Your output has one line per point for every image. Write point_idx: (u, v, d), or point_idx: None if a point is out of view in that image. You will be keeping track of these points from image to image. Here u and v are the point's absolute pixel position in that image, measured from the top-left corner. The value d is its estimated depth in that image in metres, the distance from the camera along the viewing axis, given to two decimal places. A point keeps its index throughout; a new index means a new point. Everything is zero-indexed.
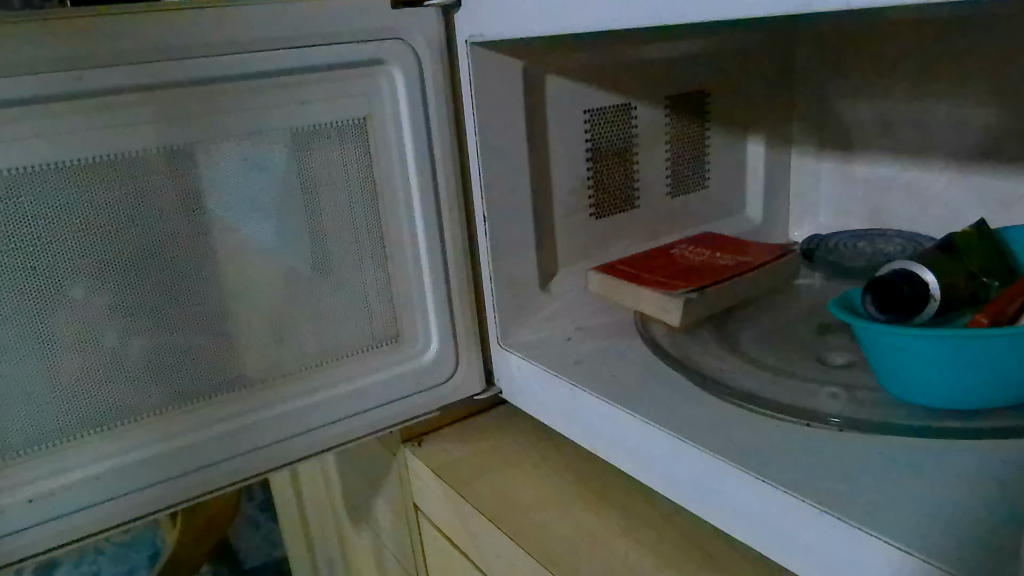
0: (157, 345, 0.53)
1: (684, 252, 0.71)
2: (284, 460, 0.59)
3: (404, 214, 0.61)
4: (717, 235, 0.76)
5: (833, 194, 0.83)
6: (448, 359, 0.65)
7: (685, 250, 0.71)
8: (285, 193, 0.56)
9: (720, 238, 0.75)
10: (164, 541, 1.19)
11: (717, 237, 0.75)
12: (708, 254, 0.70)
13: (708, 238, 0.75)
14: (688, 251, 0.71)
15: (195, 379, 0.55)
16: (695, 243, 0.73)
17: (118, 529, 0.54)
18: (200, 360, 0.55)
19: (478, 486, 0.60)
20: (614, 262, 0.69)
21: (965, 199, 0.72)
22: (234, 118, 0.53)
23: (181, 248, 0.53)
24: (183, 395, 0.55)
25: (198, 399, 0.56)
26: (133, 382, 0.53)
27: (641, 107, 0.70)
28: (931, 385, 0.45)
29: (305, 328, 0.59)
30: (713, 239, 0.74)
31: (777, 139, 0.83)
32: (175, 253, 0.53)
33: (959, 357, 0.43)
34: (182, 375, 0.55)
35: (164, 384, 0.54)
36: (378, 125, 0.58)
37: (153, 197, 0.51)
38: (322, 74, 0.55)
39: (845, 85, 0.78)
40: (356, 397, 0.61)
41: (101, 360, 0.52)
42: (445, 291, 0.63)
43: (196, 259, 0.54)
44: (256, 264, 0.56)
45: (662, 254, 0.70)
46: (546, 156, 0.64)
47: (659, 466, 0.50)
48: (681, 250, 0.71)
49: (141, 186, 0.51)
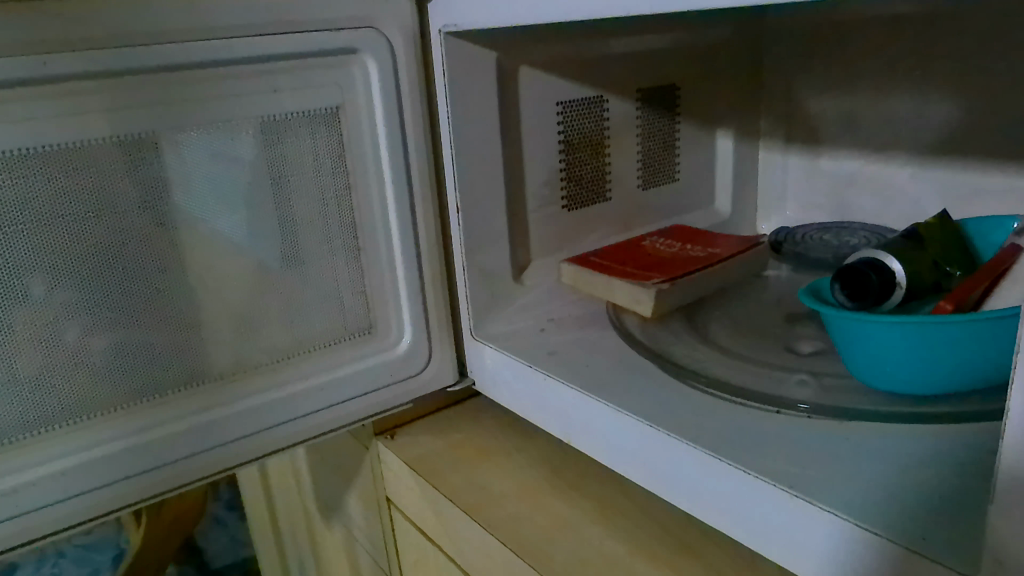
0: (123, 338, 0.52)
1: (654, 245, 0.71)
2: (255, 453, 0.58)
3: (376, 205, 0.60)
4: (688, 227, 0.77)
5: (801, 188, 0.84)
6: (421, 350, 0.64)
7: (656, 243, 0.72)
8: (253, 185, 0.55)
9: (690, 231, 0.75)
10: (128, 542, 1.17)
11: (687, 230, 0.75)
12: (679, 247, 0.70)
13: (678, 231, 0.75)
14: (658, 245, 0.71)
15: (159, 373, 0.54)
16: (665, 236, 0.74)
17: (86, 524, 0.53)
18: (166, 352, 0.54)
19: (451, 477, 0.60)
20: (585, 255, 0.69)
21: (927, 192, 0.73)
22: (203, 106, 0.52)
23: (149, 239, 0.52)
24: (151, 389, 0.54)
25: (167, 393, 0.55)
26: (98, 375, 0.52)
27: (612, 99, 0.70)
28: (895, 371, 0.46)
29: (277, 320, 0.59)
30: (683, 232, 0.75)
31: (746, 132, 0.83)
32: (139, 245, 0.52)
33: (921, 343, 0.44)
34: (148, 369, 0.54)
35: (130, 378, 0.53)
36: (351, 114, 0.57)
37: (120, 187, 0.50)
38: (293, 62, 0.54)
39: (812, 79, 0.80)
40: (328, 389, 0.61)
41: (65, 354, 0.50)
42: (418, 283, 0.63)
43: (161, 252, 0.53)
44: (225, 255, 0.56)
45: (632, 247, 0.71)
46: (519, 147, 0.64)
47: (631, 456, 0.51)
48: (653, 243, 0.72)
49: (107, 174, 0.50)
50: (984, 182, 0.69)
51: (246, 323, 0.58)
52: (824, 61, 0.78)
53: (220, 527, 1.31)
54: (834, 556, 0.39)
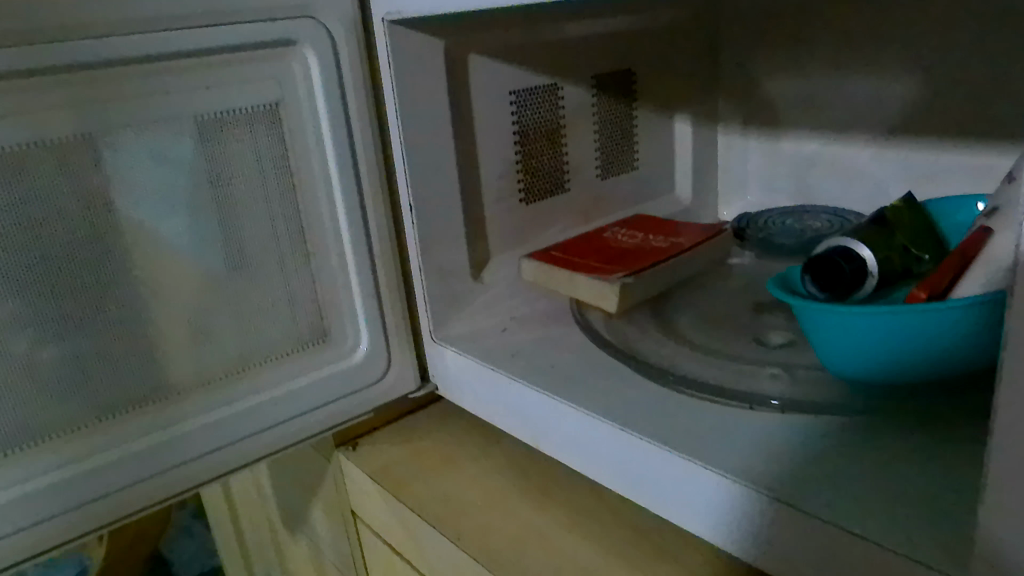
0: (59, 359, 0.48)
1: (616, 237, 0.69)
2: (207, 474, 0.55)
3: (325, 206, 0.56)
4: (649, 216, 0.75)
5: (761, 172, 0.83)
6: (380, 357, 0.61)
7: (618, 234, 0.70)
8: (191, 188, 0.52)
9: (652, 220, 0.73)
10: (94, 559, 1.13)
11: (649, 219, 0.74)
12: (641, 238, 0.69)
13: (640, 222, 0.73)
14: (620, 236, 0.69)
15: (101, 395, 0.50)
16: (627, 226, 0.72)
17: (27, 562, 0.49)
18: (107, 372, 0.50)
19: (417, 488, 0.58)
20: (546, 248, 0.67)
21: (888, 173, 0.73)
22: (131, 105, 0.48)
23: (81, 251, 0.48)
24: (91, 412, 0.50)
25: (109, 416, 0.51)
26: (33, 401, 0.48)
27: (568, 86, 0.68)
28: (865, 362, 0.45)
29: (226, 331, 0.55)
30: (644, 222, 0.73)
31: (706, 116, 0.82)
32: (71, 258, 0.48)
33: (892, 332, 0.43)
34: (89, 391, 0.50)
35: (68, 401, 0.49)
36: (292, 110, 0.54)
37: (45, 195, 0.46)
38: (229, 56, 0.50)
39: (769, 60, 0.78)
40: (284, 402, 0.57)
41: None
42: (374, 287, 0.59)
43: (96, 264, 0.49)
44: (165, 264, 0.52)
45: (594, 239, 0.68)
46: (473, 140, 0.62)
47: (602, 459, 0.49)
48: (615, 234, 0.70)
49: (31, 182, 0.45)
50: (945, 161, 0.68)
51: (191, 335, 0.54)
52: (781, 41, 0.77)
53: (189, 537, 1.27)
54: (819, 563, 0.37)
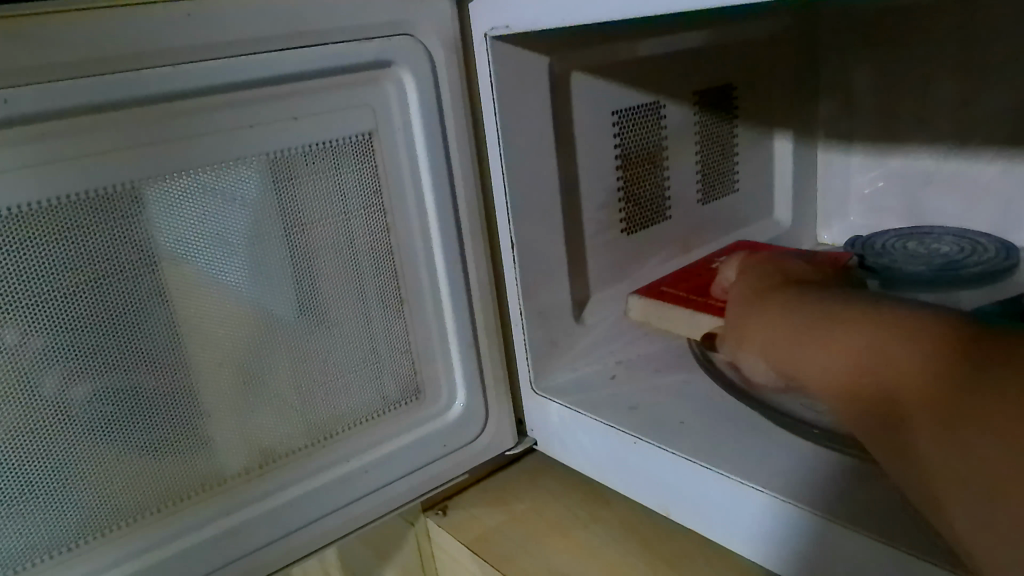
0: (127, 437, 0.42)
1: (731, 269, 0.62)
2: (291, 556, 0.48)
3: (418, 247, 0.50)
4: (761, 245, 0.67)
5: (866, 191, 0.76)
6: (477, 413, 0.54)
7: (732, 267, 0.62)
8: (271, 233, 0.45)
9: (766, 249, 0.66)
10: None
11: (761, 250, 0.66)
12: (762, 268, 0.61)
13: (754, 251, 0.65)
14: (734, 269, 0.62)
15: (174, 475, 0.44)
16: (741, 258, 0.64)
17: None
18: (180, 446, 0.44)
19: (525, 564, 0.51)
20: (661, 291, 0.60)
21: (1020, 191, 0.65)
22: (207, 142, 0.42)
23: (152, 312, 0.42)
24: (161, 495, 0.44)
25: (182, 497, 0.44)
26: (101, 486, 0.41)
27: (669, 105, 0.61)
28: None
29: (308, 394, 0.48)
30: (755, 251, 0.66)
31: (804, 133, 0.75)
32: (141, 320, 0.41)
33: None
34: (160, 470, 0.43)
35: (139, 483, 0.43)
36: (385, 142, 0.47)
37: (112, 249, 0.40)
38: (317, 81, 0.44)
39: (876, 70, 0.71)
40: (374, 470, 0.51)
41: (58, 466, 0.40)
42: (471, 335, 0.53)
43: (168, 327, 0.42)
44: (244, 322, 0.45)
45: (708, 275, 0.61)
46: (573, 166, 0.55)
47: (761, 537, 0.43)
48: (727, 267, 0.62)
49: (96, 235, 0.39)
50: None
51: (273, 401, 0.47)
52: (891, 49, 0.70)
53: None
54: None
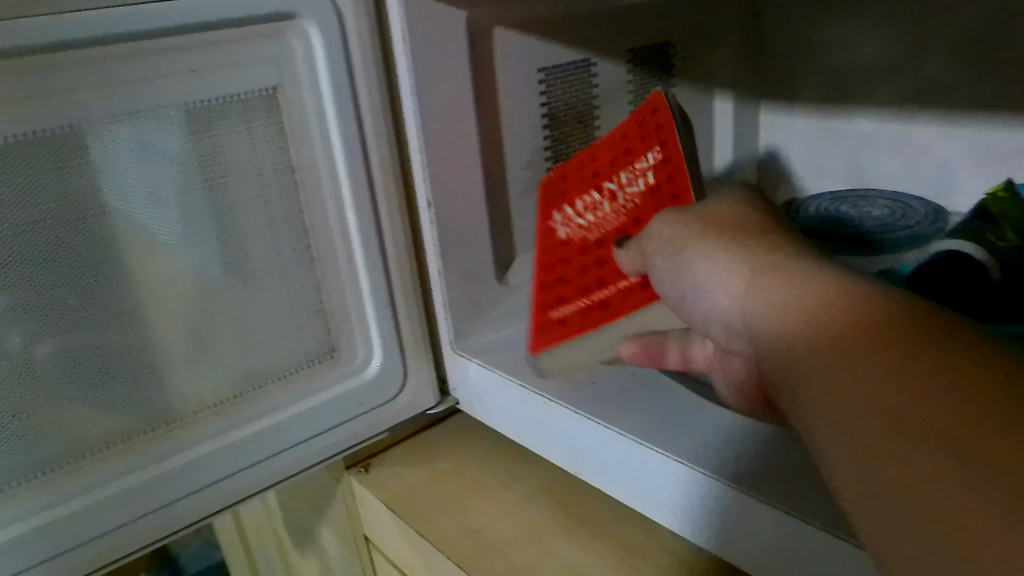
0: (53, 386, 0.42)
1: (586, 202, 0.54)
2: (201, 514, 0.48)
3: (331, 205, 0.49)
4: (630, 143, 0.52)
5: (806, 152, 0.76)
6: (396, 371, 0.54)
7: (587, 207, 0.54)
8: (187, 187, 0.45)
9: (609, 152, 0.53)
10: None
11: (609, 147, 0.53)
12: (641, 186, 0.53)
13: (592, 158, 0.53)
14: (598, 215, 0.54)
15: (96, 424, 0.44)
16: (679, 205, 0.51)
17: None
18: (101, 397, 0.44)
19: (440, 520, 0.51)
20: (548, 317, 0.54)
21: (956, 153, 0.65)
22: (110, 93, 0.40)
23: (74, 261, 0.41)
24: (79, 445, 0.44)
25: (98, 448, 0.44)
26: (24, 433, 0.42)
27: (601, 62, 0.60)
28: None
29: (229, 346, 0.49)
30: (619, 163, 0.53)
31: (746, 93, 0.74)
32: (60, 270, 0.41)
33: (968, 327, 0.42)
34: (80, 420, 0.43)
35: (61, 432, 0.43)
36: (292, 97, 0.46)
37: (27, 199, 0.39)
38: (219, 33, 0.43)
39: (818, 29, 0.70)
40: (289, 428, 0.50)
41: None
42: (387, 294, 0.53)
43: (80, 279, 0.42)
44: (166, 276, 0.45)
45: (555, 239, 0.54)
46: (495, 125, 0.54)
47: (662, 498, 0.44)
48: (574, 205, 0.54)
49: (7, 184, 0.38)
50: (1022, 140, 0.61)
51: (199, 352, 0.48)
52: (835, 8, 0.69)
53: None
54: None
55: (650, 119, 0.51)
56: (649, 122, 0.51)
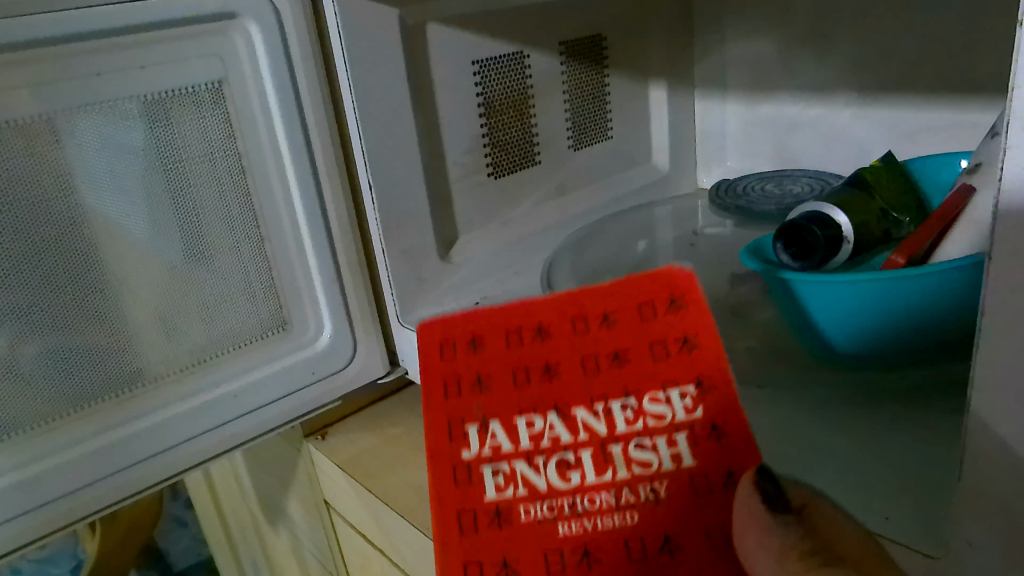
0: (27, 359, 0.46)
1: (558, 461, 0.35)
2: (163, 475, 0.52)
3: (277, 189, 0.54)
4: (617, 347, 0.37)
5: (739, 136, 0.81)
6: (345, 343, 0.59)
7: (565, 474, 0.34)
8: (146, 173, 0.49)
9: (580, 350, 0.37)
10: (85, 552, 1.03)
11: (576, 360, 0.37)
12: (654, 463, 0.34)
13: (535, 341, 0.38)
14: (601, 520, 0.33)
15: (65, 392, 0.48)
16: (679, 322, 0.37)
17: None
18: (69, 368, 0.48)
19: (387, 478, 0.56)
20: (456, 564, 0.33)
21: (869, 135, 0.70)
22: (65, 87, 0.45)
23: (44, 243, 0.46)
24: (49, 409, 0.48)
25: (68, 412, 0.49)
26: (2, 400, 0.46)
27: (535, 55, 0.65)
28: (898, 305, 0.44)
29: (191, 321, 0.53)
30: (597, 384, 0.36)
31: (680, 83, 0.79)
32: (28, 252, 0.45)
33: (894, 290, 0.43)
34: (52, 388, 0.48)
35: (36, 397, 0.47)
36: (237, 89, 0.51)
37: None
38: (164, 31, 0.47)
39: (742, 21, 0.76)
40: (244, 395, 0.55)
41: None
42: (333, 271, 0.57)
43: (48, 258, 0.46)
44: (132, 259, 0.49)
45: (515, 521, 0.34)
46: (433, 114, 0.59)
47: None
48: (534, 462, 0.35)
49: None
50: (927, 119, 0.65)
51: (164, 328, 0.52)
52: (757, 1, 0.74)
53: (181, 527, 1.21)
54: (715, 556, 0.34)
55: (658, 307, 0.38)
56: (660, 307, 0.38)
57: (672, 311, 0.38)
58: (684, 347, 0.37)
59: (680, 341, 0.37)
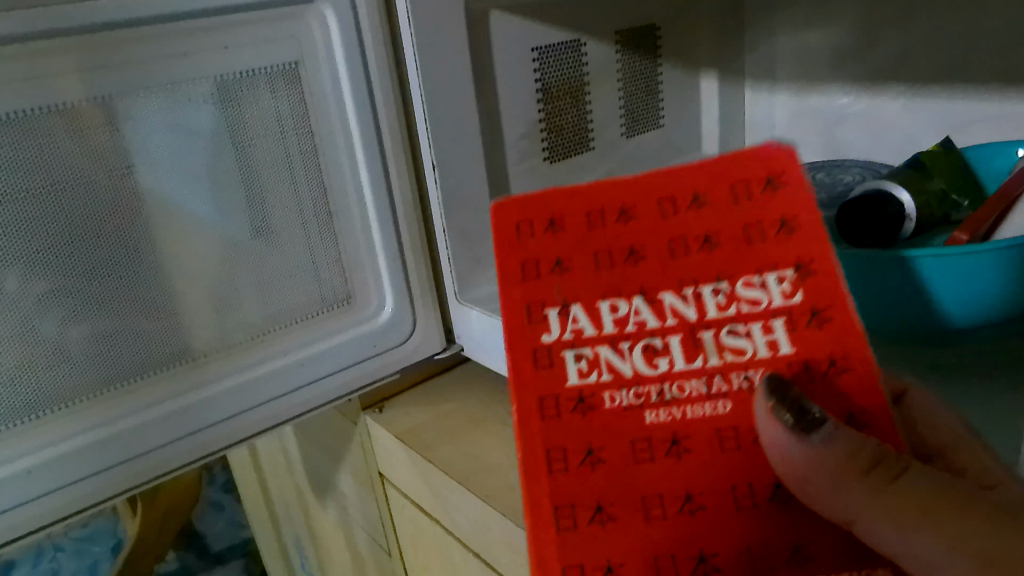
0: (100, 330, 0.49)
1: (643, 345, 0.34)
2: (232, 438, 0.55)
3: (346, 167, 0.56)
4: (708, 229, 0.35)
5: (788, 126, 0.81)
6: (405, 318, 0.61)
7: (653, 359, 0.34)
8: (217, 151, 0.51)
9: (664, 234, 0.35)
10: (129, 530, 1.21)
11: (665, 243, 0.35)
12: (748, 350, 0.33)
13: (617, 223, 0.36)
14: (694, 407, 0.33)
15: (134, 359, 0.51)
16: (788, 192, 0.35)
17: (71, 520, 0.49)
18: (139, 340, 0.51)
19: (445, 450, 0.58)
20: (537, 446, 0.33)
21: (919, 124, 0.70)
22: (153, 66, 0.47)
23: (123, 217, 0.48)
24: (122, 375, 0.51)
25: (140, 377, 0.51)
26: (77, 368, 0.49)
27: (591, 43, 0.67)
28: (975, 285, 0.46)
29: (250, 293, 0.55)
30: (683, 266, 0.35)
31: (731, 74, 0.80)
32: (106, 225, 0.48)
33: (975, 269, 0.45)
34: (123, 358, 0.50)
35: (108, 363, 0.50)
36: (311, 70, 0.53)
37: (82, 158, 0.46)
38: (244, 15, 0.50)
39: (794, 13, 0.76)
40: (308, 364, 0.57)
41: (37, 351, 0.47)
42: (397, 247, 0.59)
43: (127, 230, 0.49)
44: (194, 237, 0.52)
45: (599, 407, 0.33)
46: (493, 98, 0.60)
47: None
48: (619, 347, 0.34)
49: (69, 145, 0.46)
50: (981, 109, 0.65)
51: (226, 300, 0.54)
52: None
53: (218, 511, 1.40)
54: None
55: (756, 185, 0.36)
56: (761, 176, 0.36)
57: (768, 190, 0.35)
58: (783, 227, 0.35)
59: (778, 221, 0.35)
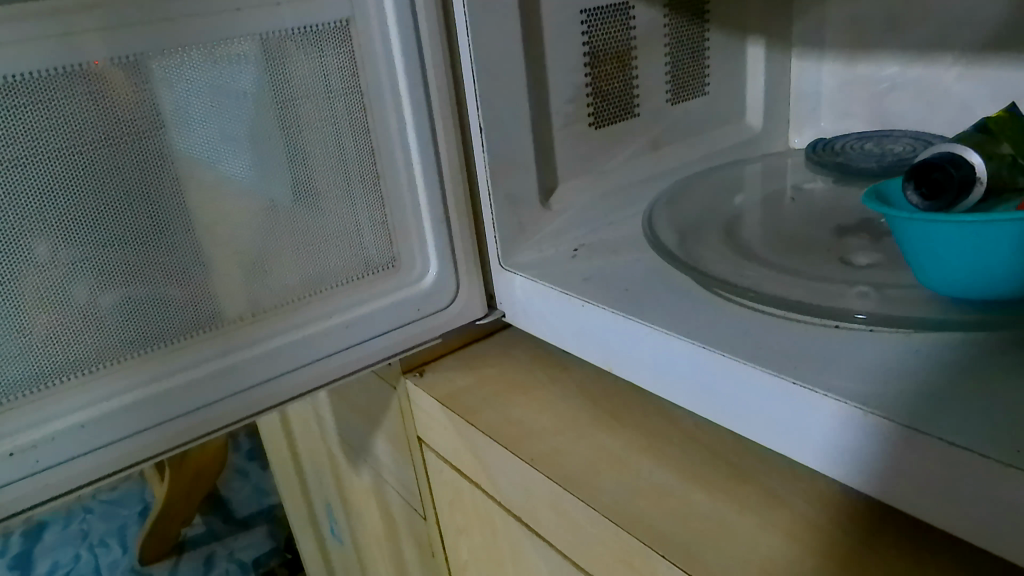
0: (135, 296, 0.49)
1: None
2: (278, 398, 0.55)
3: (393, 128, 0.56)
4: None
5: (835, 94, 0.79)
6: (447, 282, 0.61)
7: None
8: (259, 111, 0.51)
9: None
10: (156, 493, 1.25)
11: None
12: None
13: None
14: None
15: (169, 324, 0.50)
16: None
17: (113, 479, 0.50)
18: (174, 305, 0.50)
19: (486, 413, 0.58)
20: None
21: (975, 94, 0.68)
22: (201, 23, 0.47)
23: (158, 180, 0.48)
24: (158, 339, 0.50)
25: (175, 341, 0.51)
26: (112, 334, 0.48)
27: (639, 6, 0.65)
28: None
29: (292, 256, 0.55)
30: None
31: (778, 41, 0.78)
32: (140, 188, 0.47)
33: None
34: (158, 323, 0.50)
35: (142, 329, 0.49)
36: (360, 28, 0.53)
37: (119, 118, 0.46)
38: None
39: None
40: (351, 326, 0.57)
41: (71, 316, 0.46)
42: (441, 209, 0.59)
43: (160, 192, 0.48)
44: (231, 201, 0.51)
45: None
46: (541, 60, 0.60)
47: (682, 383, 0.48)
48: None
49: (106, 105, 0.45)
50: None
51: (270, 261, 0.54)
52: None
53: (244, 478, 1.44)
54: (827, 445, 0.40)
55: None
56: None
57: None
58: None
59: None
